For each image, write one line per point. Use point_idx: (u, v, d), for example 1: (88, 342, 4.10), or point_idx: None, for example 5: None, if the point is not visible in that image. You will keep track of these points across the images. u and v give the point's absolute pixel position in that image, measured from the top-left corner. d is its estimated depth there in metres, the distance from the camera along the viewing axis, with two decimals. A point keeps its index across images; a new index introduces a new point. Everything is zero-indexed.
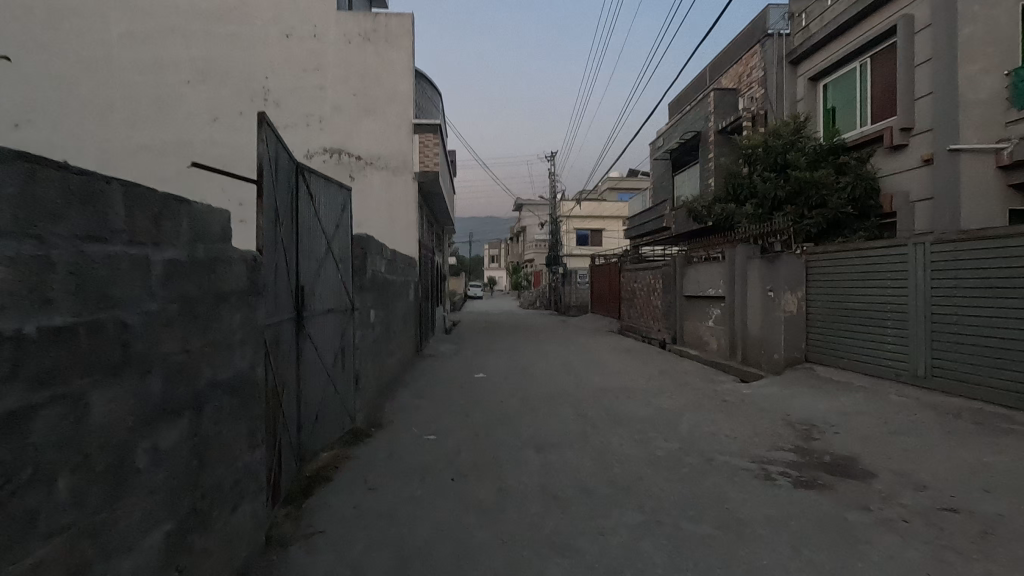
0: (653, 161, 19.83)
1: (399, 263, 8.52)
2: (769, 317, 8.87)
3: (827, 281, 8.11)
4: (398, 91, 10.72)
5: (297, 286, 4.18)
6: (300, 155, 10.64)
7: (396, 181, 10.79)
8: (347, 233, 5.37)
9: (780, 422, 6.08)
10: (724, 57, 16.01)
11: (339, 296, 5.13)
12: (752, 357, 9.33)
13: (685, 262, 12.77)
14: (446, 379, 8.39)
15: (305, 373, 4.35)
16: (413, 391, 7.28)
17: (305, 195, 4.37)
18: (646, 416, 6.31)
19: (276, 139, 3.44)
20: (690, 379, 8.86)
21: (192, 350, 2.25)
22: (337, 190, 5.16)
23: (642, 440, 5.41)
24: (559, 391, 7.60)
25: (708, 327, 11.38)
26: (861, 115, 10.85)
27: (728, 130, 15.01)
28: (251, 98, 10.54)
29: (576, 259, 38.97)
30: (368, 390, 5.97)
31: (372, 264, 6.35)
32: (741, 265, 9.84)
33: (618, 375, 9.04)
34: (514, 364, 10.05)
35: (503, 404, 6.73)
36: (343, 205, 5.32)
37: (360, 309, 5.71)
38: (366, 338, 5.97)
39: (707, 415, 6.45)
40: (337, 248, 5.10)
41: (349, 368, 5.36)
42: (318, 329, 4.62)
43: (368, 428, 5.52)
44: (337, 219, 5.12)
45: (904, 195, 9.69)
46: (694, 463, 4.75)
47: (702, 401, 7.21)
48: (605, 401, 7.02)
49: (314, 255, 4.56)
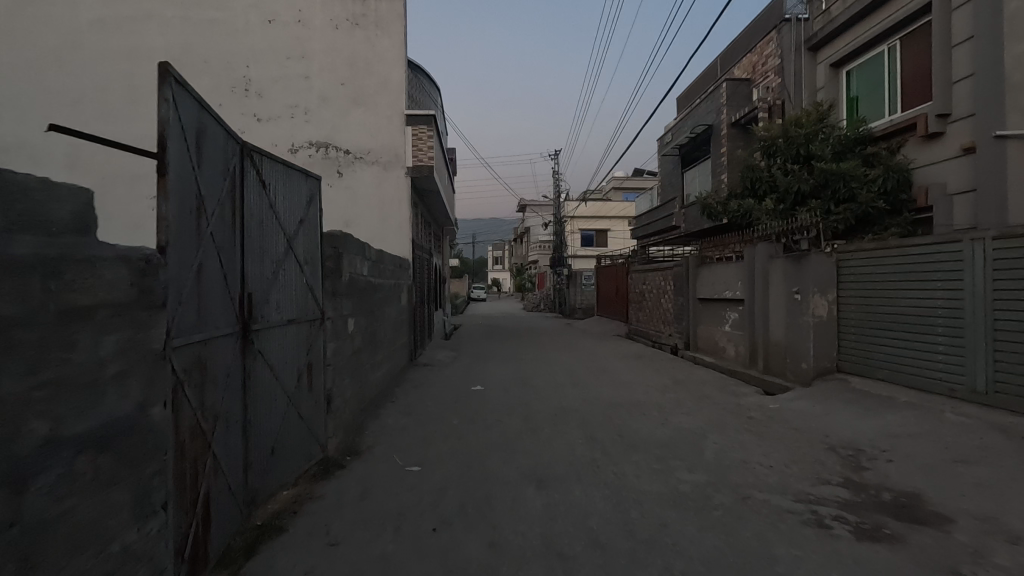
0: (661, 158, 19.01)
1: (388, 266, 7.76)
2: (795, 322, 8.05)
3: (862, 283, 7.30)
4: (389, 80, 9.99)
5: (241, 293, 3.42)
6: (285, 149, 9.88)
7: (388, 177, 10.00)
8: (316, 229, 4.61)
9: (819, 447, 5.25)
10: (736, 46, 15.19)
11: (304, 305, 4.35)
12: (776, 367, 8.51)
13: (698, 263, 11.99)
14: (439, 393, 7.58)
15: (256, 397, 3.59)
16: (400, 410, 6.47)
17: (254, 181, 3.62)
18: (665, 438, 5.49)
19: (198, 104, 2.70)
20: (708, 390, 8.06)
21: (5, 397, 1.53)
22: (300, 179, 4.38)
23: (662, 471, 4.58)
24: (565, 407, 6.78)
25: (724, 332, 10.57)
26: (889, 102, 10.03)
27: (742, 123, 14.16)
28: (231, 88, 9.81)
29: (581, 261, 38.14)
30: (343, 411, 5.17)
31: (351, 266, 5.57)
32: (763, 265, 9.04)
33: (628, 387, 8.22)
34: (515, 374, 9.24)
35: (501, 425, 5.92)
36: (311, 197, 4.55)
37: (334, 317, 4.94)
38: (342, 351, 5.19)
39: (735, 436, 5.64)
40: (301, 248, 4.32)
41: (318, 389, 4.58)
42: (273, 344, 3.84)
43: (341, 458, 4.74)
44: (302, 212, 4.37)
45: (940, 187, 8.88)
46: (728, 504, 3.93)
47: (726, 419, 6.41)
48: (616, 419, 6.22)
49: (268, 254, 3.80)
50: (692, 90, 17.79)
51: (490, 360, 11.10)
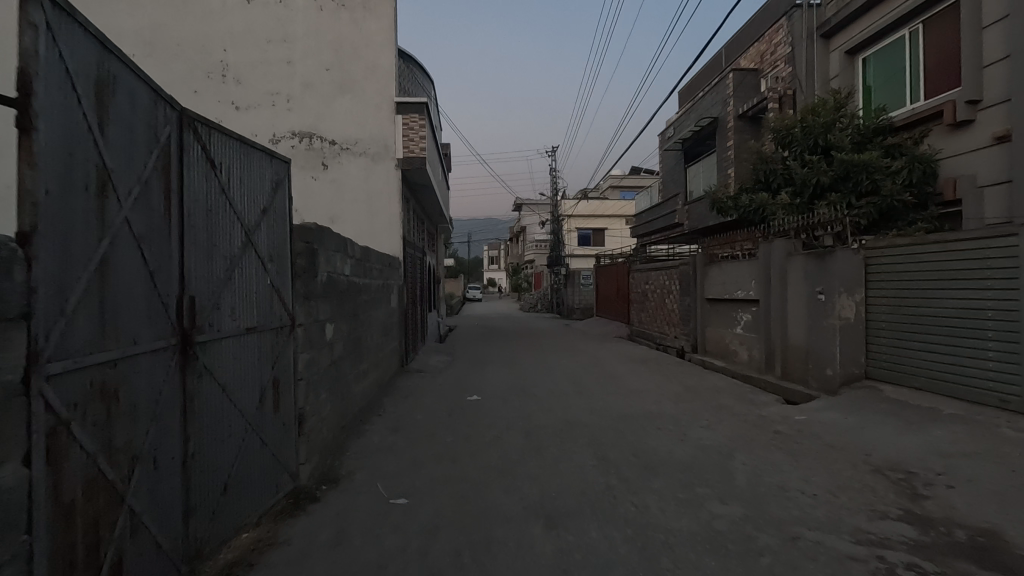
0: (663, 153, 18.43)
1: (375, 265, 7.09)
2: (817, 324, 7.46)
3: (894, 282, 6.70)
4: (378, 65, 9.27)
5: (180, 296, 2.74)
6: (265, 140, 9.20)
7: (377, 170, 9.33)
8: (284, 220, 3.92)
9: (863, 469, 4.62)
10: (743, 36, 14.56)
11: (268, 311, 3.65)
12: (797, 373, 7.90)
13: (707, 261, 11.38)
14: (431, 404, 6.90)
15: (204, 425, 2.92)
16: (387, 425, 5.78)
17: (199, 159, 2.93)
18: (687, 459, 4.84)
19: (100, 45, 2.03)
20: (723, 399, 7.44)
21: None
22: (264, 159, 3.68)
23: (690, 502, 3.93)
24: (571, 420, 6.12)
25: (735, 334, 9.97)
26: (911, 89, 9.43)
27: (749, 115, 13.53)
28: (207, 73, 9.10)
29: (578, 260, 37.46)
30: (319, 432, 4.48)
31: (329, 264, 4.88)
32: (780, 263, 8.44)
33: (638, 395, 7.59)
34: (515, 381, 8.56)
35: (500, 444, 5.24)
36: (278, 181, 3.86)
37: (308, 324, 4.26)
38: (318, 361, 4.51)
39: (765, 455, 5.01)
40: (264, 242, 3.62)
41: (287, 409, 3.89)
42: (226, 359, 3.15)
43: (316, 488, 4.06)
44: (266, 198, 3.67)
45: (970, 178, 8.28)
46: (774, 546, 3.29)
47: (750, 433, 5.79)
48: (630, 435, 5.58)
49: (220, 249, 3.11)
50: (695, 82, 17.17)
51: (488, 364, 10.44)
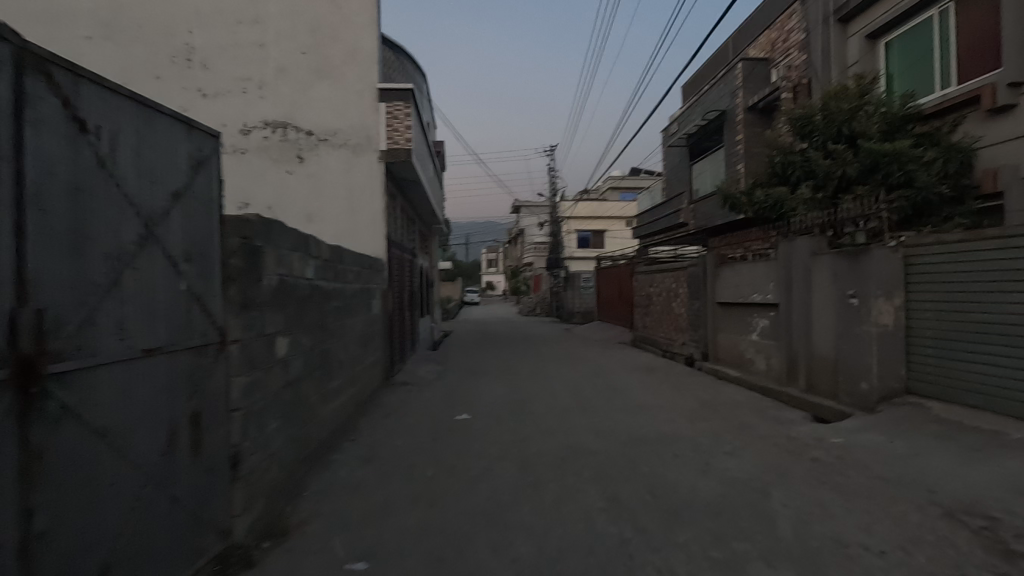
0: (666, 150, 17.66)
1: (350, 267, 6.28)
2: (848, 332, 6.64)
3: (940, 284, 5.89)
4: (359, 48, 8.48)
5: (20, 309, 1.92)
6: (235, 130, 8.38)
7: (358, 163, 8.50)
8: (209, 209, 3.08)
9: (930, 513, 3.78)
10: (752, 24, 13.79)
11: (183, 325, 2.80)
12: (824, 387, 7.08)
13: (718, 262, 10.57)
14: (414, 425, 6.07)
15: (65, 490, 2.09)
16: (359, 455, 4.94)
17: (59, 116, 2.11)
18: (715, 499, 4.00)
19: None
20: (745, 416, 6.62)
21: None
22: (178, 128, 2.85)
23: (728, 564, 3.09)
24: (573, 446, 5.29)
25: (750, 341, 9.15)
26: (941, 73, 8.63)
27: (760, 107, 12.71)
28: (171, 58, 8.26)
29: (577, 262, 36.62)
30: (265, 472, 3.63)
31: (281, 263, 4.03)
32: (803, 263, 7.63)
33: (649, 412, 6.76)
34: (510, 396, 7.72)
35: (491, 478, 4.41)
36: (200, 158, 3.03)
37: (247, 340, 3.40)
38: (263, 384, 3.66)
39: (807, 491, 4.18)
40: (176, 235, 2.77)
41: (215, 450, 3.04)
42: (109, 390, 2.32)
43: (254, 548, 3.20)
44: (180, 180, 2.84)
45: (1012, 169, 7.47)
46: None
47: (784, 460, 4.96)
48: (644, 465, 4.74)
49: (98, 242, 2.28)
50: (700, 75, 16.38)
51: (482, 375, 9.60)
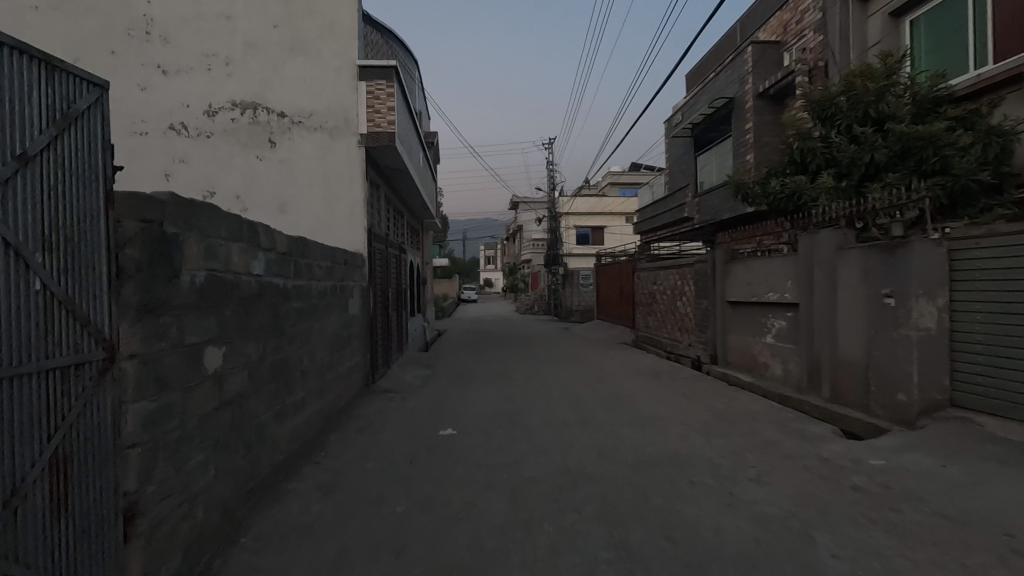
0: (670, 141, 16.91)
1: (318, 262, 5.52)
2: (882, 335, 5.88)
3: (992, 283, 5.12)
4: (336, 22, 7.65)
5: None
6: (199, 112, 7.64)
7: (335, 147, 7.69)
8: (85, 181, 2.31)
9: (1017, 566, 3.04)
10: (763, 6, 13.00)
11: (35, 337, 2.04)
12: (853, 396, 6.32)
13: (727, 258, 9.78)
14: (390, 442, 5.32)
15: None
16: (319, 484, 4.18)
17: None
18: (748, 546, 3.25)
19: None
20: (766, 431, 5.86)
21: None
22: (30, 65, 2.06)
23: None
24: (572, 470, 4.53)
25: (764, 343, 8.42)
26: (975, 50, 7.86)
27: (772, 92, 11.93)
28: (128, 30, 7.42)
29: (576, 259, 35.92)
30: (184, 519, 2.87)
31: (212, 256, 3.25)
32: (827, 258, 6.86)
33: (658, 426, 6.01)
34: (502, 406, 6.98)
35: (474, 515, 3.65)
36: (68, 109, 2.25)
37: (152, 354, 2.64)
38: (182, 409, 2.90)
39: (857, 534, 3.43)
40: (22, 211, 2.00)
41: (96, 501, 2.28)
42: None
43: None
44: (31, 139, 2.06)
45: None
46: None
47: (821, 489, 4.21)
48: (657, 497, 3.98)
49: None
50: (705, 62, 15.61)
51: (474, 381, 8.86)
